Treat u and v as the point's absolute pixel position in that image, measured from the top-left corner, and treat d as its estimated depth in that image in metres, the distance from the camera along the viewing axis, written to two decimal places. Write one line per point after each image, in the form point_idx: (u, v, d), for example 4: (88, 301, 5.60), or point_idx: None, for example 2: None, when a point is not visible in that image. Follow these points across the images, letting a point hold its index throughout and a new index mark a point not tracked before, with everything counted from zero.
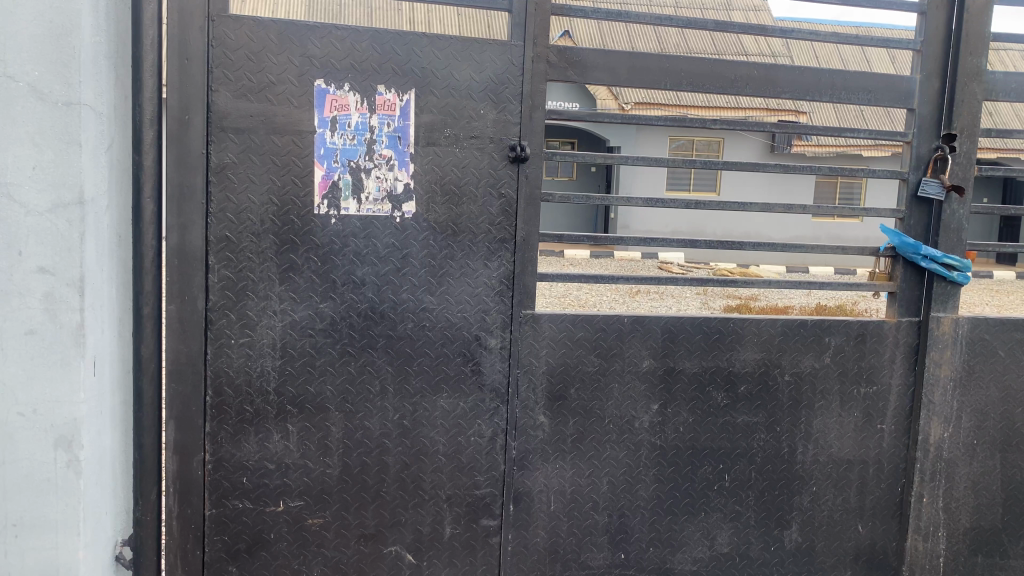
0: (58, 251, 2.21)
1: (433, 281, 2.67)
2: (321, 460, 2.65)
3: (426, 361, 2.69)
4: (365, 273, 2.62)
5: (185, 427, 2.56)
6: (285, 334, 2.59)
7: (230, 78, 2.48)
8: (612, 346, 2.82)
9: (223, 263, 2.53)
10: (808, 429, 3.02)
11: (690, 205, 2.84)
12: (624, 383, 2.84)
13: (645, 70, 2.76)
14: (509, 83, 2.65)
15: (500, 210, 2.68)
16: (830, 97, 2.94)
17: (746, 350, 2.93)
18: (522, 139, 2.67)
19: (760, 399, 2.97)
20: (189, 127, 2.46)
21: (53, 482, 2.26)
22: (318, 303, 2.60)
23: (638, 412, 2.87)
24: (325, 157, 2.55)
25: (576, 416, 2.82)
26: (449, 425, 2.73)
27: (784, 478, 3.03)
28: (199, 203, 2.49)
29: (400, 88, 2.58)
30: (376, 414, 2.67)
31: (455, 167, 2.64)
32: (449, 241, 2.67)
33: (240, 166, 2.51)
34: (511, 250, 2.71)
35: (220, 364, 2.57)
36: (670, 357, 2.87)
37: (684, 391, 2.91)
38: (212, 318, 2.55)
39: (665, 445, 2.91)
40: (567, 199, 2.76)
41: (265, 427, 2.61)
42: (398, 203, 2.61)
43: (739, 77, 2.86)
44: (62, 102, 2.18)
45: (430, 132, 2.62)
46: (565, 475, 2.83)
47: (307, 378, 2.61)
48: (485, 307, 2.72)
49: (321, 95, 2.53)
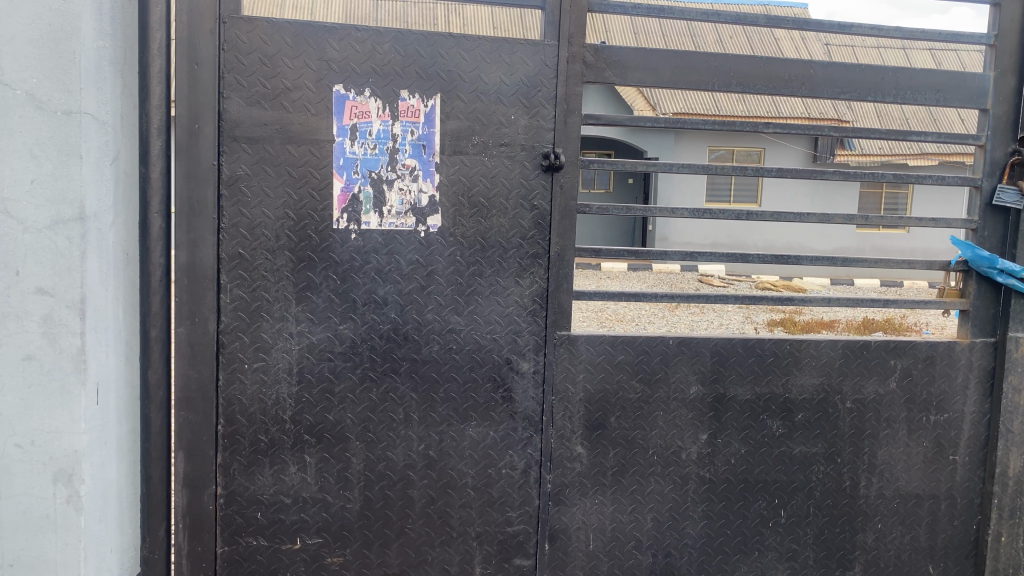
0: (57, 271, 2.06)
1: (461, 300, 2.47)
2: (341, 494, 2.45)
3: (454, 387, 2.49)
4: (388, 291, 2.43)
5: (196, 458, 2.38)
6: (302, 359, 2.41)
7: (242, 84, 2.32)
8: (656, 370, 2.59)
9: (236, 282, 2.36)
10: (872, 460, 2.75)
11: (742, 217, 2.60)
12: (669, 411, 2.61)
13: (690, 71, 2.54)
14: (542, 85, 2.45)
15: (532, 223, 2.48)
16: (893, 98, 2.69)
17: (803, 374, 2.68)
18: (556, 145, 2.46)
19: (819, 428, 2.72)
20: (199, 137, 2.30)
21: (52, 520, 2.10)
22: (337, 324, 2.41)
23: (685, 442, 2.63)
24: (344, 167, 2.37)
25: (617, 447, 2.59)
26: (478, 456, 2.51)
27: (846, 514, 2.76)
28: (209, 218, 2.32)
29: (424, 93, 2.40)
30: (399, 444, 2.47)
31: (483, 177, 2.44)
32: (478, 257, 2.46)
33: (254, 178, 2.34)
34: (545, 266, 2.50)
35: (232, 391, 2.39)
36: (719, 382, 2.64)
37: (735, 419, 2.66)
38: (224, 341, 2.37)
39: (715, 478, 2.67)
40: (606, 210, 2.53)
41: (281, 458, 2.42)
42: (422, 216, 2.42)
43: (793, 77, 2.61)
44: (61, 110, 2.03)
45: (457, 139, 2.42)
46: (605, 511, 2.60)
47: (326, 406, 2.43)
48: (517, 328, 2.50)
49: (339, 102, 2.36)
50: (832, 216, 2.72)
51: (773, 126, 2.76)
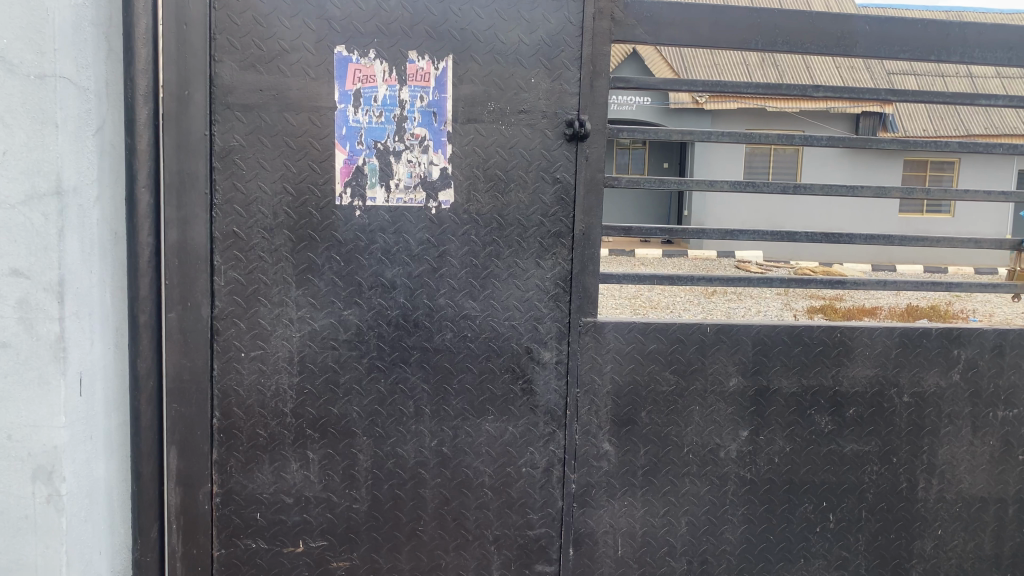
0: (33, 251, 1.86)
1: (476, 284, 2.25)
2: (346, 494, 2.26)
3: (469, 378, 2.27)
4: (396, 274, 2.22)
5: (189, 454, 2.20)
6: (303, 347, 2.21)
7: (235, 46, 2.13)
8: (692, 360, 2.35)
9: (231, 264, 2.18)
10: (932, 460, 2.49)
11: (789, 191, 2.34)
12: (706, 405, 2.37)
13: (730, 27, 2.28)
14: (565, 44, 2.21)
15: (555, 198, 2.25)
16: (960, 56, 2.40)
17: (855, 364, 2.43)
18: (581, 112, 2.23)
19: (872, 424, 2.46)
20: (189, 104, 2.12)
21: (31, 521, 1.91)
22: (341, 310, 2.21)
23: (724, 440, 2.40)
24: (347, 137, 2.17)
25: (649, 444, 2.36)
26: (496, 453, 2.30)
27: (902, 519, 2.50)
28: (201, 193, 2.15)
29: (435, 54, 2.17)
30: (410, 440, 2.27)
31: (500, 148, 2.22)
32: (495, 236, 2.24)
33: (249, 150, 2.16)
34: (569, 246, 2.27)
35: (228, 382, 2.21)
36: (763, 374, 2.39)
37: (780, 415, 2.42)
38: (219, 328, 2.19)
39: (757, 478, 2.43)
40: (636, 184, 2.29)
41: (281, 455, 2.24)
42: (433, 190, 2.21)
43: (847, 34, 2.34)
44: (34, 74, 1.82)
45: (471, 106, 2.20)
46: (635, 514, 2.37)
47: (329, 399, 2.23)
48: (538, 314, 2.28)
49: (341, 65, 2.15)
50: (889, 190, 2.45)
51: (825, 89, 2.48)
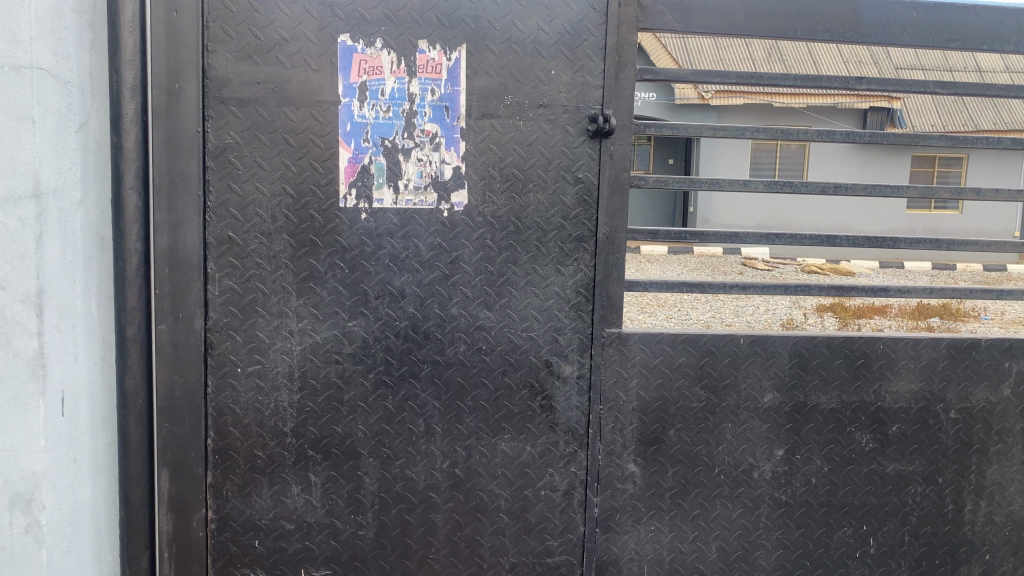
0: (7, 259, 1.68)
1: (491, 292, 2.08)
2: (351, 519, 2.09)
3: (483, 394, 2.10)
4: (404, 282, 2.05)
5: (182, 477, 2.03)
6: (304, 361, 2.05)
7: (230, 35, 1.96)
8: (724, 375, 2.17)
9: (226, 272, 2.01)
10: (981, 481, 2.32)
11: (829, 191, 2.17)
12: (739, 423, 2.20)
13: (766, 14, 2.10)
14: (588, 33, 2.03)
15: (576, 199, 2.08)
16: (1014, 46, 2.21)
17: (899, 379, 2.25)
18: (605, 107, 2.05)
19: (916, 443, 2.29)
20: (180, 98, 1.95)
21: (8, 554, 1.73)
22: (346, 321, 2.04)
23: (758, 459, 2.23)
24: (352, 134, 2.00)
25: (677, 465, 2.19)
26: (513, 475, 2.13)
27: (947, 544, 2.33)
28: (194, 195, 1.98)
29: (447, 43, 2.00)
30: (420, 461, 2.10)
31: (518, 145, 2.05)
32: (512, 241, 2.07)
33: (245, 148, 1.99)
34: (592, 251, 2.10)
35: (223, 399, 2.04)
36: (800, 389, 2.22)
37: (817, 433, 2.24)
38: (213, 341, 2.02)
39: (792, 501, 2.26)
40: (664, 184, 2.11)
41: (281, 478, 2.07)
42: (445, 191, 2.04)
43: (892, 22, 2.15)
44: (8, 65, 1.64)
45: (487, 100, 2.02)
46: (662, 540, 2.20)
47: (333, 417, 2.06)
48: (558, 325, 2.11)
49: (345, 55, 1.98)
50: (935, 190, 2.27)
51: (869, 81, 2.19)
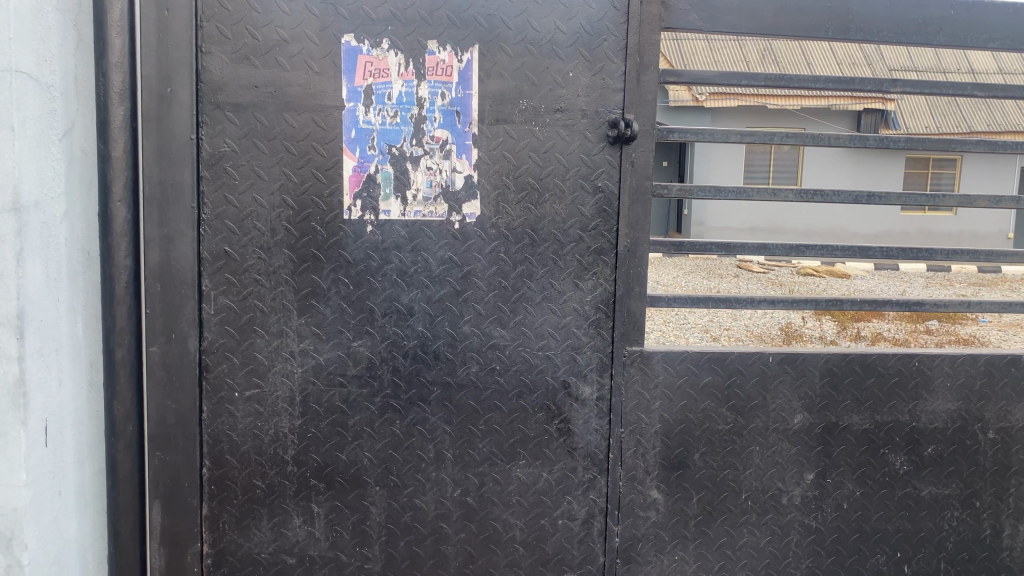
0: None
1: (506, 309, 1.95)
2: (357, 552, 1.96)
3: (497, 417, 1.97)
4: (413, 299, 1.92)
5: (175, 509, 1.90)
6: (306, 384, 1.92)
7: (225, 35, 1.83)
8: (751, 396, 2.05)
9: (222, 289, 1.88)
10: (1020, 504, 2.20)
11: (862, 200, 2.05)
12: (768, 446, 2.08)
13: (797, 12, 1.98)
14: (609, 32, 1.91)
15: (595, 209, 1.95)
16: None
17: (935, 398, 2.13)
18: (626, 111, 1.93)
19: (953, 465, 2.17)
20: (173, 103, 1.82)
21: None
22: (350, 340, 1.91)
23: (787, 484, 2.10)
24: (357, 141, 1.87)
25: (702, 491, 2.06)
26: (528, 504, 2.00)
27: (984, 570, 2.21)
28: (187, 207, 1.85)
29: (458, 44, 1.87)
30: (430, 490, 1.97)
31: (534, 152, 1.92)
32: (527, 254, 1.94)
33: (243, 156, 1.86)
34: (612, 265, 1.97)
35: (219, 426, 1.91)
36: (831, 410, 2.10)
37: (849, 455, 2.12)
38: (208, 363, 1.89)
39: (823, 527, 2.13)
40: (688, 192, 1.99)
41: (281, 508, 1.94)
42: (456, 202, 1.91)
43: (927, 21, 2.03)
44: None
45: (500, 104, 1.90)
46: (686, 570, 2.07)
47: (337, 444, 1.93)
48: (577, 343, 1.98)
49: (350, 57, 1.85)
50: (972, 199, 2.15)
51: (904, 83, 2.09)
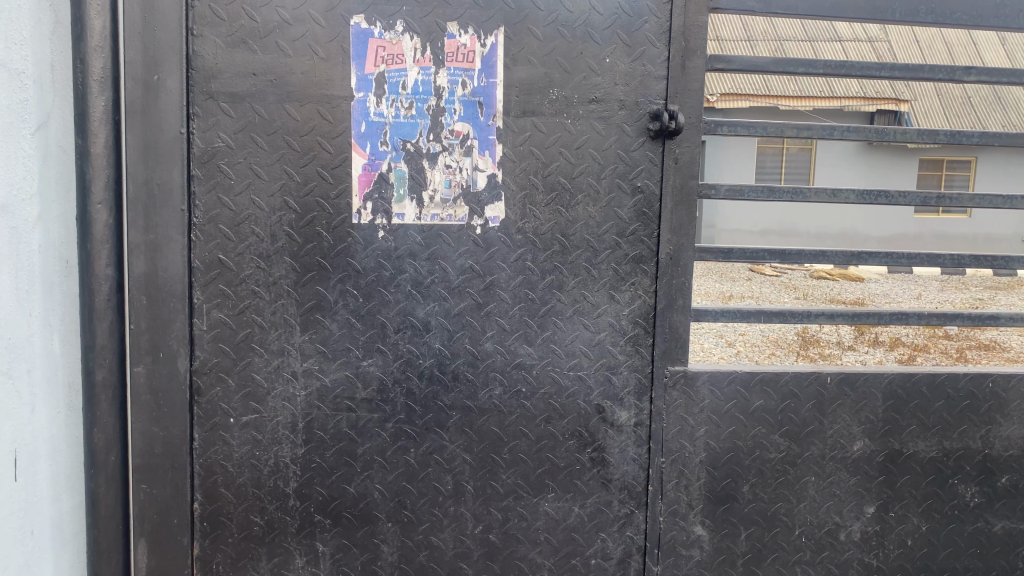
0: None
1: (533, 324, 1.74)
2: None
3: (523, 445, 1.76)
4: (430, 312, 1.72)
5: (162, 549, 1.69)
6: (309, 409, 1.71)
7: (220, 16, 1.62)
8: (807, 421, 1.83)
9: (216, 302, 1.68)
10: None
11: (932, 202, 1.83)
12: (824, 476, 1.86)
13: None
14: (650, 13, 1.70)
15: (634, 212, 1.74)
16: None
17: (1011, 423, 1.91)
18: (669, 103, 1.72)
19: None
20: (160, 93, 1.62)
21: None
22: (359, 360, 1.71)
23: (846, 519, 1.88)
24: (367, 136, 1.66)
25: (751, 526, 1.85)
26: (558, 542, 1.79)
27: None
28: (176, 210, 1.64)
29: (482, 26, 1.66)
30: (447, 526, 1.76)
31: (566, 149, 1.71)
32: (557, 263, 1.73)
33: (239, 153, 1.66)
34: (651, 275, 1.76)
35: (213, 456, 1.71)
36: (895, 436, 1.87)
37: (914, 486, 1.89)
38: (200, 386, 1.69)
39: (884, 566, 1.91)
40: (738, 192, 1.77)
41: (283, 548, 1.74)
42: (478, 204, 1.70)
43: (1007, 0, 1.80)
44: None
45: (528, 94, 1.69)
46: None
47: (344, 475, 1.73)
48: (612, 363, 1.77)
49: (360, 41, 1.64)
50: None
51: (980, 71, 1.88)
